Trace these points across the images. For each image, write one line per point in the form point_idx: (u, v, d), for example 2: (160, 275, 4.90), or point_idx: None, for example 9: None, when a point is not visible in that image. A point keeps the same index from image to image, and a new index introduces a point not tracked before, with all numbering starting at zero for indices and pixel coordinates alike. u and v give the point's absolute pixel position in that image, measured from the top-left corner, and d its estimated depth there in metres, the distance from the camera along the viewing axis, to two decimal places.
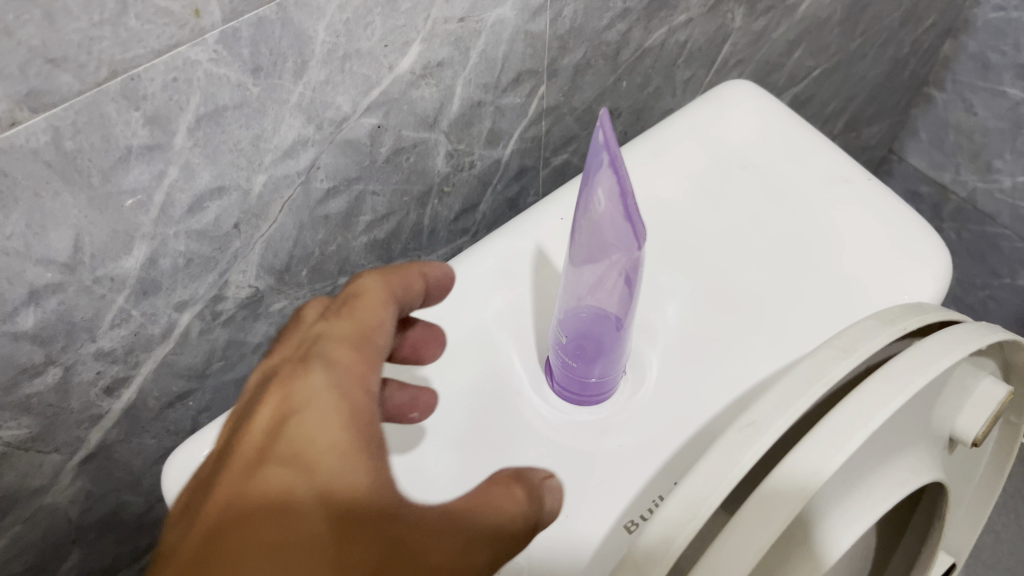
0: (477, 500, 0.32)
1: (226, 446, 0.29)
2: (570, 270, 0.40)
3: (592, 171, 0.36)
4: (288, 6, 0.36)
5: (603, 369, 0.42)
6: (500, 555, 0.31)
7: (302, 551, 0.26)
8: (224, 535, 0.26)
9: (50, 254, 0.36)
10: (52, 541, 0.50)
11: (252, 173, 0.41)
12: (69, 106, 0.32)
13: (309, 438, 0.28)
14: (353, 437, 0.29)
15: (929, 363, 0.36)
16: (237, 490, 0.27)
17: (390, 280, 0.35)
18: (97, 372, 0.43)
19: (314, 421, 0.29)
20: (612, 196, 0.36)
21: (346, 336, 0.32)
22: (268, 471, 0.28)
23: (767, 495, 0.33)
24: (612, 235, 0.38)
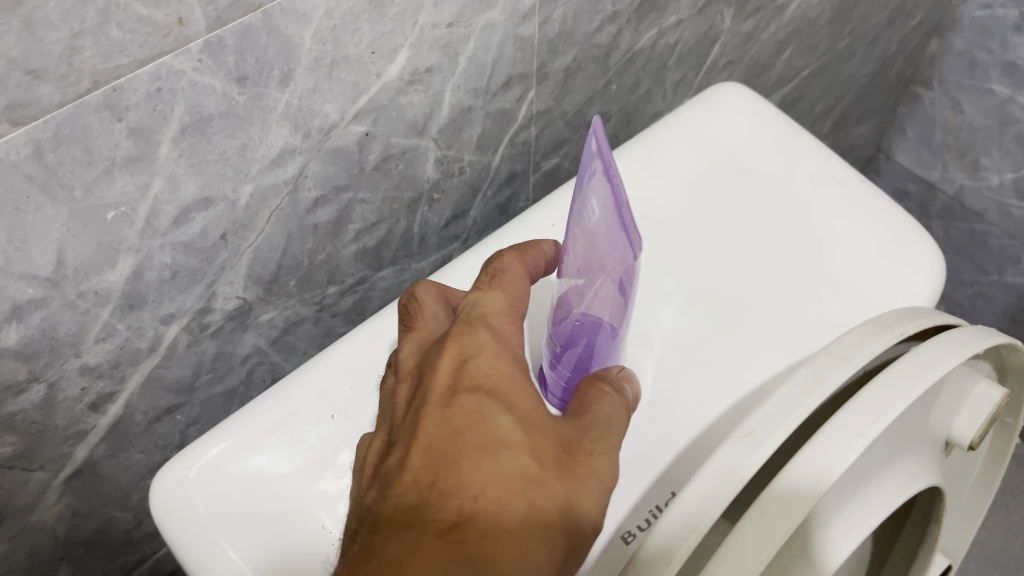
0: (588, 398, 0.36)
1: (415, 391, 0.35)
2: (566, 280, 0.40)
3: (583, 181, 0.35)
4: (273, 12, 0.35)
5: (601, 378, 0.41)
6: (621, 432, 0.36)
7: (508, 449, 0.33)
8: (443, 450, 0.33)
9: (33, 269, 0.35)
10: (39, 559, 0.49)
11: (238, 183, 0.40)
12: (50, 118, 0.31)
13: (485, 371, 0.34)
14: (519, 369, 0.35)
15: (928, 369, 0.35)
16: (442, 417, 0.33)
17: (525, 257, 0.39)
18: (82, 388, 0.42)
19: (484, 363, 0.34)
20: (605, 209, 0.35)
21: (499, 305, 0.36)
22: (461, 398, 0.34)
23: (768, 505, 0.33)
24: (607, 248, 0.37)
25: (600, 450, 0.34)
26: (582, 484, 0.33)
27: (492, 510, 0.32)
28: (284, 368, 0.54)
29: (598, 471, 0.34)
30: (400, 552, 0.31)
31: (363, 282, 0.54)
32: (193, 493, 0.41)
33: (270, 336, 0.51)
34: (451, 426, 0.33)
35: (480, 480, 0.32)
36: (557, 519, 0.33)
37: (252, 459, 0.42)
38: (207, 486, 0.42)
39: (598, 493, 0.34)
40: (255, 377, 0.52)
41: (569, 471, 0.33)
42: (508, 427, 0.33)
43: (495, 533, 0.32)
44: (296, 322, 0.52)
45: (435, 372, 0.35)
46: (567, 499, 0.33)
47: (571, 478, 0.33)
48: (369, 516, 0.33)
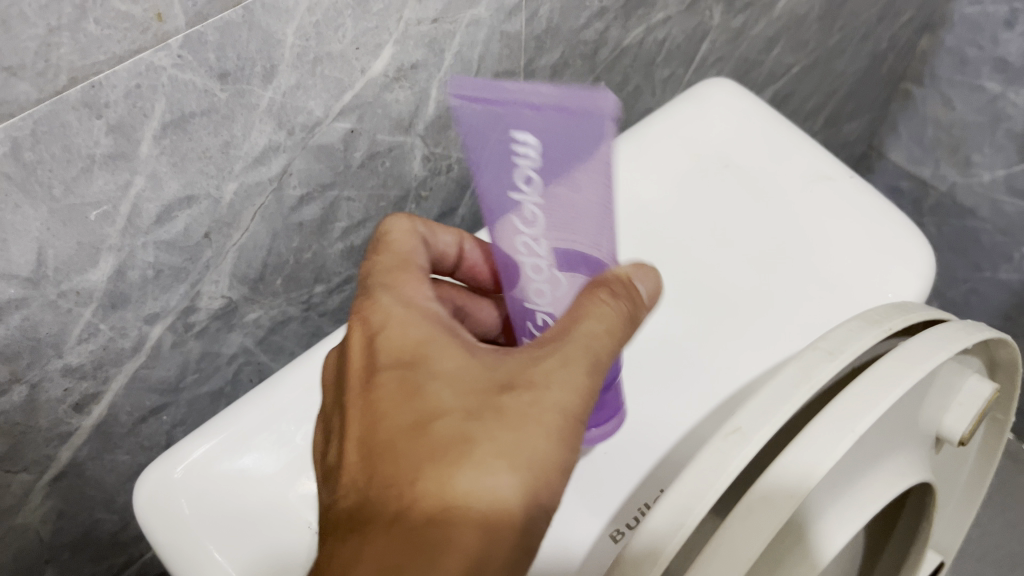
0: (577, 310, 0.32)
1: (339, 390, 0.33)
2: (531, 299, 0.34)
3: (499, 146, 0.29)
4: (255, 8, 0.35)
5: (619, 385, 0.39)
6: (602, 355, 0.31)
7: (439, 416, 0.28)
8: (377, 432, 0.29)
9: (12, 268, 0.35)
10: (25, 561, 0.48)
11: (221, 181, 0.40)
12: (27, 115, 0.31)
13: (395, 338, 0.31)
14: (434, 327, 0.31)
15: (916, 363, 0.35)
16: (363, 405, 0.30)
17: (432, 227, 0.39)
18: (65, 389, 0.42)
19: (394, 334, 0.31)
20: (570, 120, 0.29)
21: (392, 265, 0.35)
22: (378, 376, 0.30)
23: (755, 501, 0.33)
24: (586, 165, 0.30)
25: (544, 386, 0.29)
26: (535, 428, 0.28)
27: (433, 479, 0.27)
28: (271, 368, 0.54)
29: (551, 410, 0.29)
30: (349, 556, 0.27)
31: (350, 281, 0.54)
32: (178, 494, 0.41)
33: (256, 335, 0.50)
34: (373, 408, 0.30)
35: (415, 465, 0.28)
36: (510, 476, 0.28)
37: (238, 460, 0.42)
38: (192, 486, 0.41)
39: (553, 435, 0.29)
40: (242, 377, 0.52)
41: (516, 416, 0.29)
42: (441, 395, 0.29)
43: (446, 509, 0.27)
44: (282, 322, 0.51)
45: (351, 361, 0.32)
46: (519, 447, 0.28)
47: (521, 423, 0.28)
48: (325, 527, 0.30)
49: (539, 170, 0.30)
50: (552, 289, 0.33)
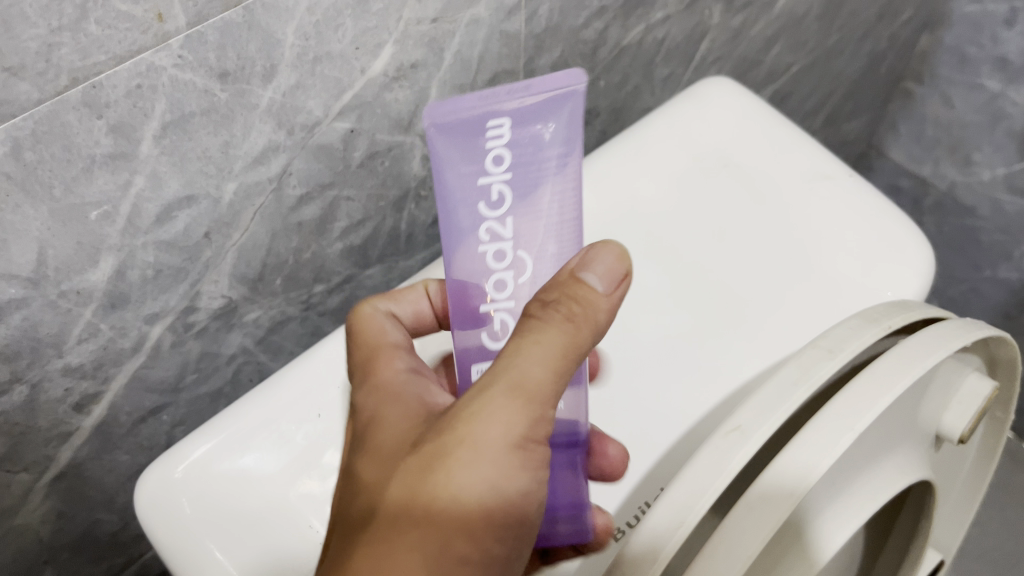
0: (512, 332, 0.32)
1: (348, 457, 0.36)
2: (491, 298, 0.34)
3: (466, 129, 0.33)
4: (255, 8, 0.35)
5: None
6: (535, 376, 0.30)
7: (377, 472, 0.31)
8: (347, 491, 0.32)
9: (13, 268, 0.35)
10: (24, 561, 0.48)
11: (221, 181, 0.40)
12: (28, 116, 0.31)
13: (361, 411, 0.35)
14: (394, 391, 0.34)
15: (916, 361, 0.35)
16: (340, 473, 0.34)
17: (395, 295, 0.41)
18: (65, 389, 0.42)
19: (362, 403, 0.35)
20: (548, 108, 0.32)
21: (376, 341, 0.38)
22: (350, 448, 0.34)
23: (754, 500, 0.33)
24: (552, 145, 0.33)
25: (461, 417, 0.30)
26: (463, 455, 0.29)
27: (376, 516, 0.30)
28: (271, 368, 0.54)
29: (466, 440, 0.29)
30: None
31: (349, 280, 0.54)
32: (178, 494, 0.41)
33: (255, 335, 0.50)
34: (343, 473, 0.33)
35: (355, 516, 0.31)
36: (416, 505, 0.29)
37: (238, 460, 0.42)
38: (192, 486, 0.41)
39: (468, 466, 0.29)
40: (242, 377, 0.52)
41: (446, 449, 0.30)
42: (380, 452, 0.32)
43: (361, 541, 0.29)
44: (282, 322, 0.52)
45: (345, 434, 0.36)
46: (451, 477, 0.29)
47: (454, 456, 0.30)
48: None
49: (509, 149, 0.32)
50: (515, 279, 0.34)
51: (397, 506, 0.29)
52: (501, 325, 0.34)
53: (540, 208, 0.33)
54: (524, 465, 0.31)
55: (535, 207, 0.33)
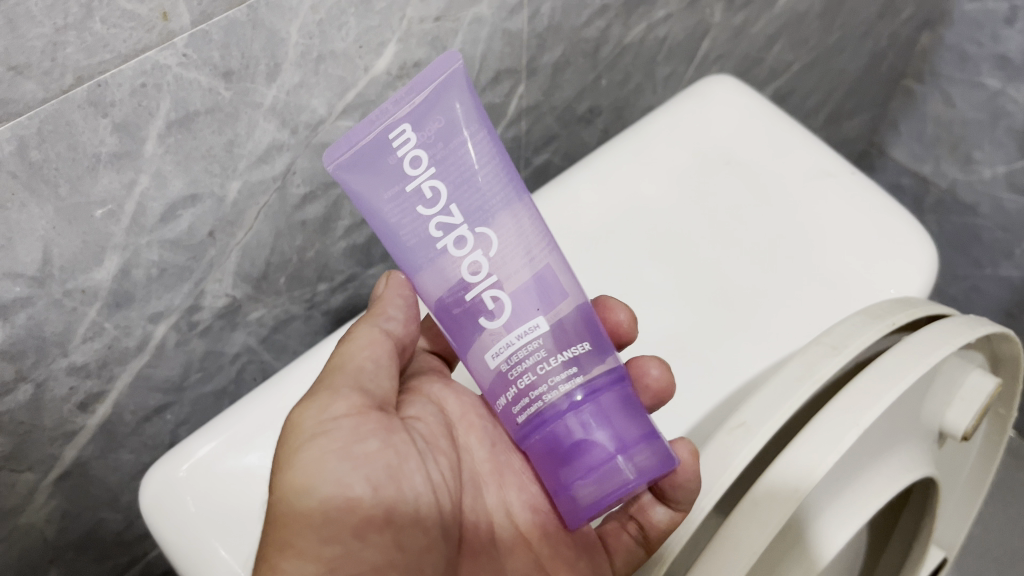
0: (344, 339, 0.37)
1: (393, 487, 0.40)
2: (469, 283, 0.32)
3: (372, 155, 0.32)
4: (259, 7, 0.35)
5: (610, 400, 0.32)
6: (329, 365, 0.36)
7: None
8: None
9: (18, 267, 0.35)
10: (29, 560, 0.49)
11: (226, 180, 0.40)
12: (33, 115, 0.31)
13: None
14: None
15: (920, 357, 0.35)
16: None
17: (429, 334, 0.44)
18: (70, 388, 0.42)
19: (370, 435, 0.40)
20: (435, 101, 0.32)
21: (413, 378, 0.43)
22: None
23: (759, 496, 0.33)
24: (455, 112, 0.32)
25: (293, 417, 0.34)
26: (299, 454, 0.33)
27: None
28: (275, 367, 0.54)
29: (293, 434, 0.34)
30: None
31: (352, 279, 0.54)
32: (184, 492, 0.41)
33: (259, 334, 0.51)
34: None
35: None
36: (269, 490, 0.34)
37: (243, 458, 0.42)
38: (197, 485, 0.41)
39: (291, 456, 0.33)
40: (246, 376, 0.52)
41: (276, 462, 0.33)
42: None
43: None
44: (285, 320, 0.52)
45: None
46: (279, 486, 0.32)
47: (285, 461, 0.33)
48: None
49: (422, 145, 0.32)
50: (487, 256, 0.32)
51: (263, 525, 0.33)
52: (495, 305, 0.32)
53: (471, 179, 0.32)
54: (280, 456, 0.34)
55: (474, 186, 0.32)
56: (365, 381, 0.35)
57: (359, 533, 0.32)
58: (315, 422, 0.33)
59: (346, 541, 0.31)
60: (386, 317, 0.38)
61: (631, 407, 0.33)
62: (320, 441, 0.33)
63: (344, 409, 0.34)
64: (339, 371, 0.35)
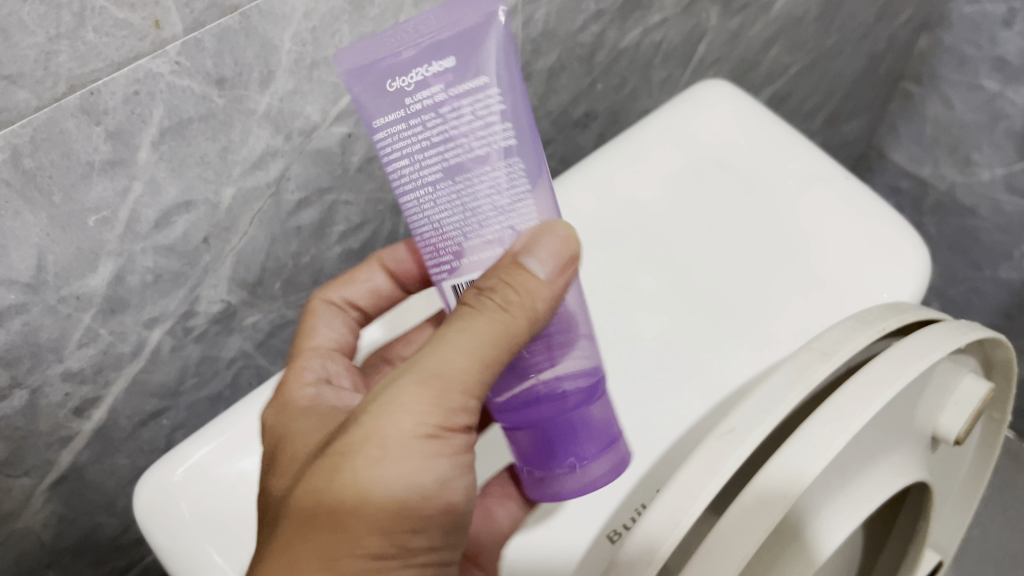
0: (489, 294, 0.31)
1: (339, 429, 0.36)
2: None
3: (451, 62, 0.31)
4: (251, 15, 0.35)
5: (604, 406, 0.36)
6: (468, 336, 0.31)
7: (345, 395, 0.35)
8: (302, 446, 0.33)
9: (12, 274, 0.35)
10: (27, 564, 0.49)
11: (220, 186, 0.40)
12: (26, 123, 0.31)
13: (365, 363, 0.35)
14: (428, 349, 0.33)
15: (910, 362, 0.36)
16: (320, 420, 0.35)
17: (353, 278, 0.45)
18: (65, 394, 0.42)
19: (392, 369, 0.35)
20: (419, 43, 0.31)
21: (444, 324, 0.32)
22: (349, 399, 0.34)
23: (749, 501, 0.33)
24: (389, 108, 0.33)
25: (410, 387, 0.30)
26: (416, 444, 0.30)
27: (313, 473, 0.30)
28: (271, 371, 0.54)
29: (415, 419, 0.30)
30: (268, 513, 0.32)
31: None
32: (178, 498, 0.41)
33: (255, 338, 0.51)
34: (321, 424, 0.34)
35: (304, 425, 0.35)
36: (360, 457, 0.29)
37: (237, 463, 0.42)
38: (191, 490, 0.42)
39: (401, 445, 0.30)
40: (242, 380, 0.52)
41: (384, 434, 0.29)
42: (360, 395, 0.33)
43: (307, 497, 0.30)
44: (282, 325, 0.52)
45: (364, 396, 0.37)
46: (380, 468, 0.29)
47: (394, 446, 0.30)
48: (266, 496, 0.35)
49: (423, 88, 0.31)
50: None
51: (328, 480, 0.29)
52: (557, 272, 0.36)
53: None
54: (390, 434, 0.30)
55: None
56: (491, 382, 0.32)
57: (444, 530, 0.31)
58: (440, 424, 0.30)
59: (432, 535, 0.31)
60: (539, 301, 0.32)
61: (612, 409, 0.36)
62: (439, 442, 0.31)
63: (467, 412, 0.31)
64: (475, 368, 0.31)
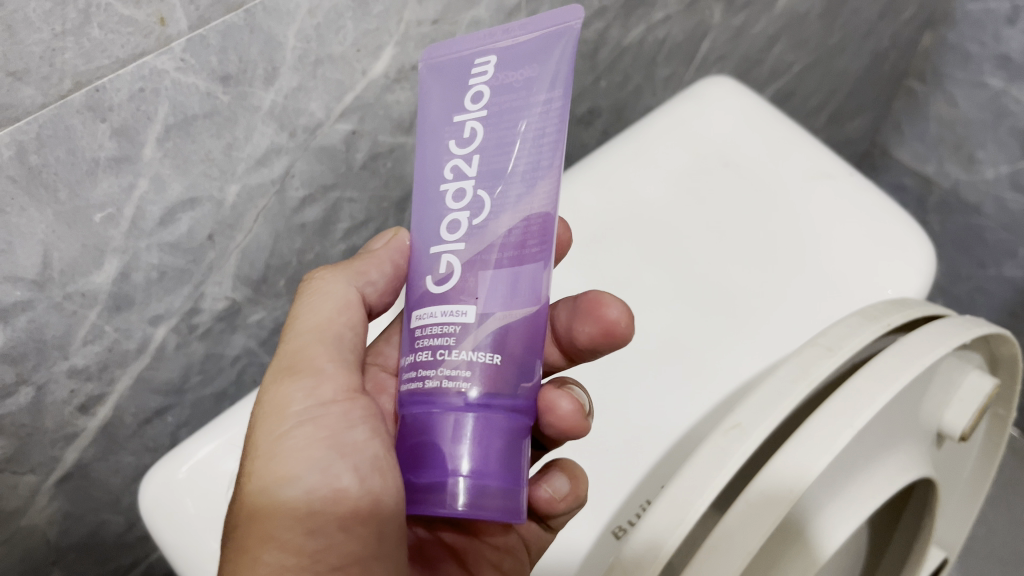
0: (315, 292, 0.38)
1: None
2: (446, 238, 0.34)
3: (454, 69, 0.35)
4: (256, 12, 0.35)
5: (488, 427, 0.31)
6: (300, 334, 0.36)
7: None
8: None
9: (18, 271, 0.35)
10: (32, 562, 0.49)
11: (224, 183, 0.40)
12: (32, 119, 0.31)
13: None
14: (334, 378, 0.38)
15: (916, 357, 0.36)
16: None
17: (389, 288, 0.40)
18: (70, 391, 0.42)
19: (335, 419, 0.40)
20: (544, 44, 0.34)
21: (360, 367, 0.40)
22: None
23: (755, 497, 0.33)
24: (535, 99, 0.33)
25: (265, 400, 0.35)
26: (281, 440, 0.33)
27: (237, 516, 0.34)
28: None
29: (276, 419, 0.34)
30: None
31: None
32: (183, 495, 0.41)
33: (259, 336, 0.51)
34: None
35: None
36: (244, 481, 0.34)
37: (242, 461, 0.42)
38: (196, 487, 0.42)
39: (272, 454, 0.33)
40: (246, 378, 0.52)
41: (256, 448, 0.34)
42: None
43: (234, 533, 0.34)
44: (285, 323, 0.52)
45: None
46: (255, 479, 0.33)
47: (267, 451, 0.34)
48: None
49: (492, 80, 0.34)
50: (469, 221, 0.33)
51: (234, 505, 0.33)
52: (446, 271, 0.33)
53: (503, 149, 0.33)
54: (260, 448, 0.34)
55: (505, 156, 0.33)
56: (342, 361, 0.35)
57: (345, 525, 0.32)
58: (301, 411, 0.34)
59: (330, 531, 0.32)
60: (367, 279, 0.38)
61: (499, 438, 0.31)
62: (307, 431, 0.33)
63: (330, 394, 0.34)
64: (311, 349, 0.35)
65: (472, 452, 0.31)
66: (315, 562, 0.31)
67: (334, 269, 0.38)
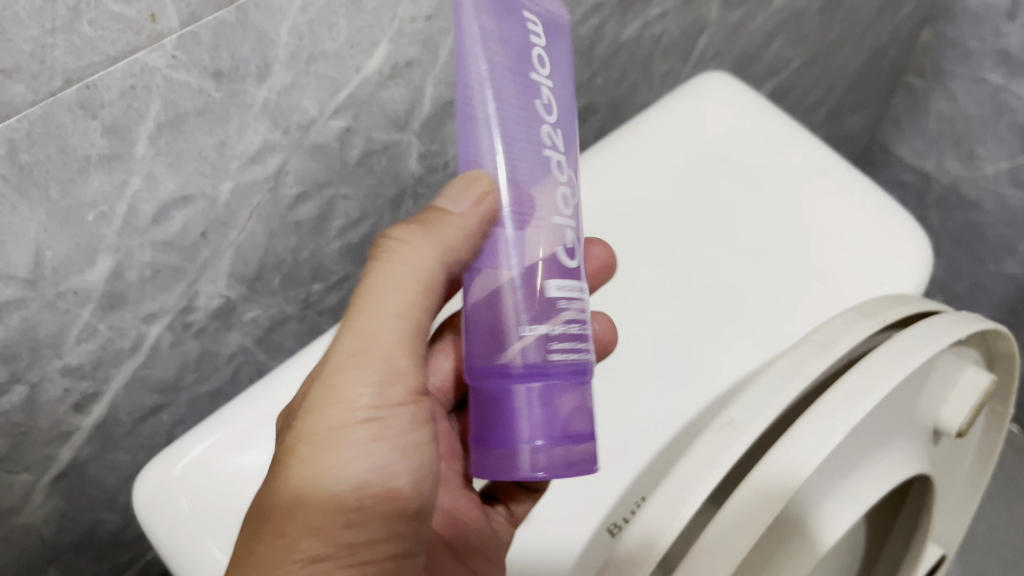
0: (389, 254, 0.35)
1: None
2: (560, 210, 0.33)
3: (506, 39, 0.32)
4: (248, 8, 0.35)
5: (579, 397, 0.33)
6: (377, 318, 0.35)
7: None
8: None
9: (10, 269, 0.35)
10: (29, 560, 0.49)
11: (217, 180, 0.40)
12: (23, 117, 0.31)
13: None
14: None
15: (911, 353, 0.35)
16: None
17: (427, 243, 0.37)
18: (64, 389, 0.42)
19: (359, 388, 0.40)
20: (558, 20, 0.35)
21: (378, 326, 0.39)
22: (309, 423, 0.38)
23: (749, 494, 0.33)
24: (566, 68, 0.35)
25: (329, 380, 0.34)
26: (341, 431, 0.34)
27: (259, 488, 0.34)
28: (271, 367, 0.54)
29: (339, 408, 0.34)
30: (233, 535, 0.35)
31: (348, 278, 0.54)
32: (177, 491, 0.41)
33: (255, 334, 0.51)
34: None
35: None
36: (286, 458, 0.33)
37: (237, 457, 0.42)
38: (191, 483, 0.42)
39: (334, 443, 0.33)
40: (242, 376, 0.52)
41: (312, 432, 0.33)
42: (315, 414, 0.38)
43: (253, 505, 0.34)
44: (280, 321, 0.52)
45: None
46: (307, 466, 0.33)
47: (321, 437, 0.34)
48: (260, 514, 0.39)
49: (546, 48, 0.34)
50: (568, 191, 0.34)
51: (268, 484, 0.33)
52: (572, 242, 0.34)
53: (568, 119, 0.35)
54: (312, 432, 0.33)
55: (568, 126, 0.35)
56: (411, 357, 0.36)
57: (385, 523, 0.34)
58: (367, 406, 0.34)
59: (372, 528, 0.33)
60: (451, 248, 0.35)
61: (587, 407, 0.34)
62: (367, 428, 0.34)
63: (398, 395, 0.35)
64: (389, 339, 0.35)
65: (573, 420, 0.33)
66: (353, 555, 0.33)
67: (423, 237, 0.35)
